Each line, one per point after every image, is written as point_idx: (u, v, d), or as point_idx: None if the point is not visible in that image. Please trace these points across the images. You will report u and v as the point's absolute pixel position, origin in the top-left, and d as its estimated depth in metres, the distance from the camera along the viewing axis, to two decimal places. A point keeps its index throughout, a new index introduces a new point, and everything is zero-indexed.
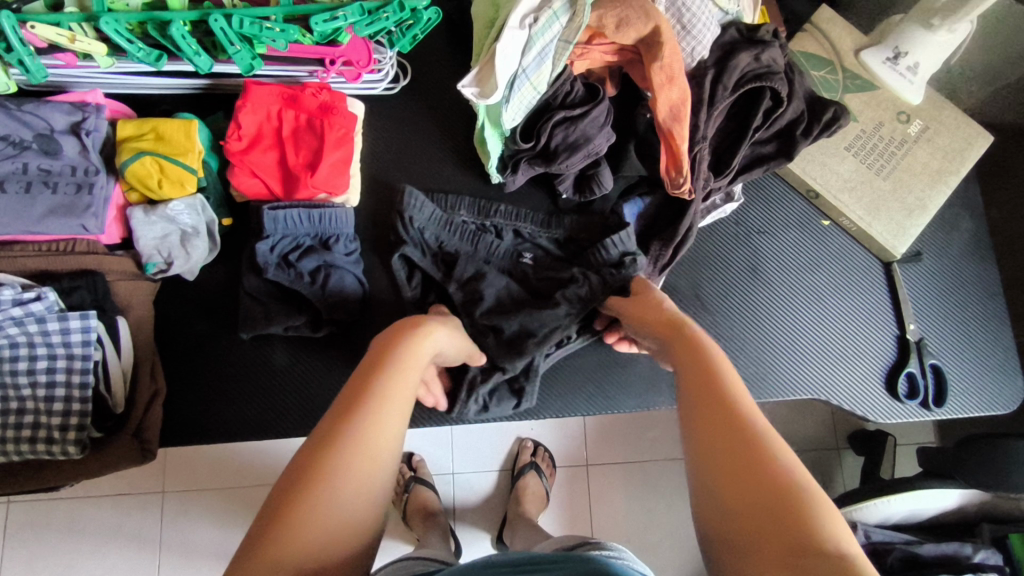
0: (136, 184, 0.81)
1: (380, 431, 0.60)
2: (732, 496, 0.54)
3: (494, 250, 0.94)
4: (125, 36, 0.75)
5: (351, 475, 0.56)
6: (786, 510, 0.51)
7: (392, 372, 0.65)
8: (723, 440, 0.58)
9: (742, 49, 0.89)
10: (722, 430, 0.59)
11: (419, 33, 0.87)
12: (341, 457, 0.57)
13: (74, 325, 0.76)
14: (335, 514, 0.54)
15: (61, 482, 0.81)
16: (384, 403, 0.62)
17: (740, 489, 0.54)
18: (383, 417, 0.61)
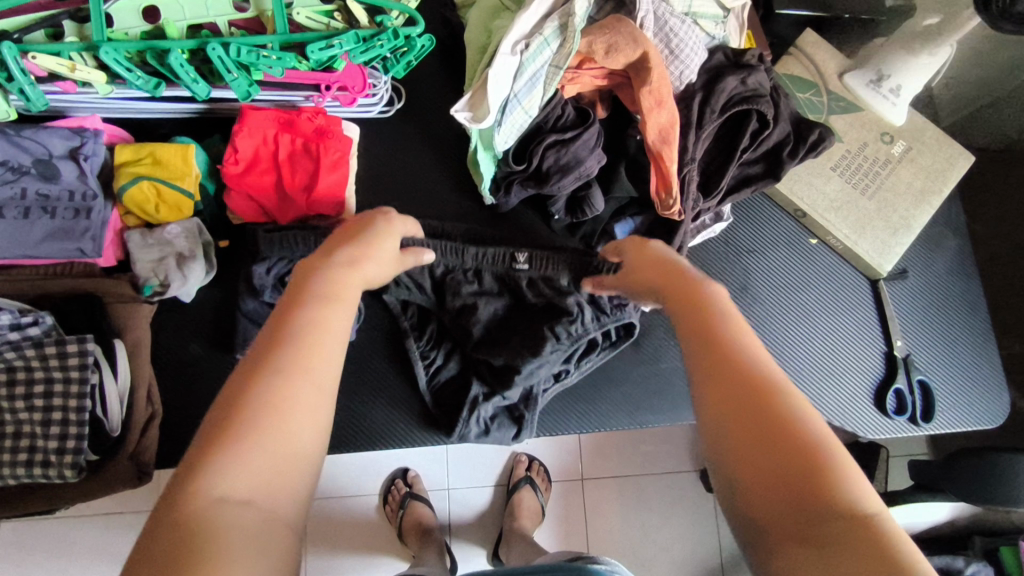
0: (134, 208, 0.83)
1: (306, 376, 0.51)
2: (752, 445, 0.48)
3: (485, 259, 0.90)
4: (124, 65, 0.76)
5: (274, 423, 0.48)
6: (814, 465, 0.46)
7: (321, 305, 0.57)
8: (742, 384, 0.51)
9: (728, 73, 0.92)
10: (742, 373, 0.52)
11: (413, 59, 0.89)
12: (263, 410, 0.48)
13: (71, 348, 0.76)
14: (258, 477, 0.46)
15: (57, 505, 0.81)
16: (314, 339, 0.54)
17: (760, 440, 0.48)
18: (309, 362, 0.52)
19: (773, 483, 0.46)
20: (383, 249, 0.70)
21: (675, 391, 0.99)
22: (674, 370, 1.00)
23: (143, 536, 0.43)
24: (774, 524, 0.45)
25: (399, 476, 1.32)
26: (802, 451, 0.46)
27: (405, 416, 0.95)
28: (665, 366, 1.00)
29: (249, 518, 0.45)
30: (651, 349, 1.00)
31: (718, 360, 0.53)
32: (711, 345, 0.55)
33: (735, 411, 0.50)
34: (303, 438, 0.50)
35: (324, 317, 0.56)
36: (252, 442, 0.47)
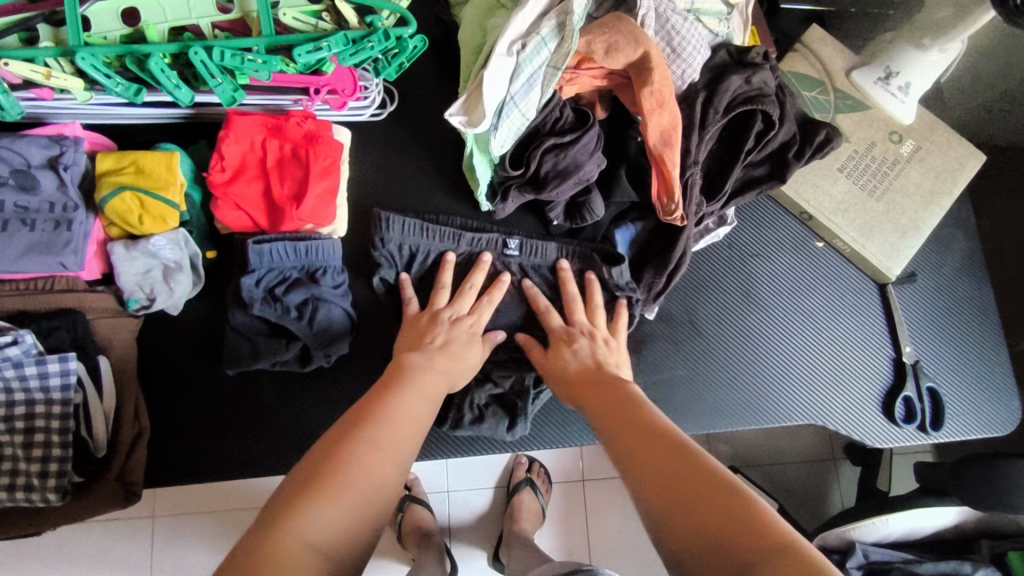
0: (117, 220, 0.79)
1: (384, 447, 0.61)
2: (673, 498, 0.55)
3: (479, 243, 0.92)
4: (103, 70, 0.73)
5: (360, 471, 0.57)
6: (732, 502, 0.52)
7: (404, 395, 0.69)
8: (660, 446, 0.60)
9: (733, 72, 0.88)
10: (665, 442, 0.60)
11: (405, 61, 0.85)
12: (347, 465, 0.57)
13: (52, 368, 0.74)
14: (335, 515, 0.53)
15: (42, 528, 0.79)
16: (397, 418, 0.65)
17: (681, 483, 0.55)
18: (393, 436, 0.63)
19: (698, 520, 0.52)
20: (468, 358, 0.82)
21: (679, 399, 0.95)
22: (675, 380, 0.95)
23: (235, 549, 0.50)
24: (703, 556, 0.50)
25: None
26: (720, 488, 0.54)
27: None
28: (665, 375, 0.95)
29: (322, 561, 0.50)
30: (654, 358, 0.96)
31: (640, 435, 0.63)
32: (632, 427, 0.65)
33: (659, 469, 0.58)
34: (378, 496, 0.58)
35: (406, 412, 0.67)
36: (336, 490, 0.55)
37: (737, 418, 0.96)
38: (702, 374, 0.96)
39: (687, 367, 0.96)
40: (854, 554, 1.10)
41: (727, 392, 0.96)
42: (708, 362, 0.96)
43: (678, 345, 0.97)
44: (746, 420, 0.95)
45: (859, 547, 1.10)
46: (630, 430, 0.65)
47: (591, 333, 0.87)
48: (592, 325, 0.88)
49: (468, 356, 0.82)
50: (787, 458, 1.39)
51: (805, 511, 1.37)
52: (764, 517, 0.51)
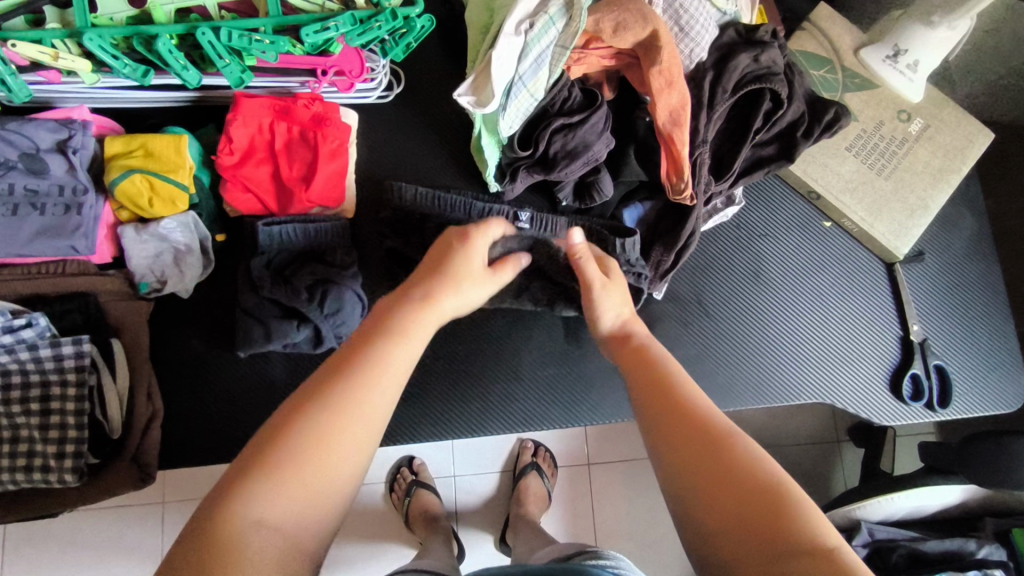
0: (127, 203, 0.79)
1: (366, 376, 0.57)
2: (708, 486, 0.53)
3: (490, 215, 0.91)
4: (111, 51, 0.73)
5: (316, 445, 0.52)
6: (773, 499, 0.50)
7: (377, 340, 0.60)
8: (695, 426, 0.57)
9: (741, 50, 0.88)
10: (699, 424, 0.57)
11: (413, 41, 0.85)
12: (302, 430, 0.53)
13: (67, 350, 0.74)
14: (328, 448, 0.53)
15: (58, 509, 0.80)
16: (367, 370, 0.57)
17: (718, 474, 0.53)
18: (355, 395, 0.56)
19: (734, 517, 0.50)
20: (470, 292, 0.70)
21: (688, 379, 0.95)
22: (685, 359, 0.96)
23: (212, 490, 0.50)
24: (739, 554, 0.49)
25: (404, 464, 1.30)
26: (760, 483, 0.51)
27: (410, 413, 0.93)
28: (675, 355, 0.96)
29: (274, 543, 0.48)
30: (662, 338, 0.96)
31: (676, 412, 0.58)
32: (664, 398, 0.60)
33: (697, 456, 0.54)
34: (342, 469, 0.53)
35: (414, 323, 0.63)
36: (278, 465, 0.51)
37: (747, 396, 0.96)
38: (711, 355, 0.96)
39: (697, 346, 0.96)
40: (860, 532, 1.12)
41: (736, 373, 0.96)
42: (716, 344, 0.97)
43: (687, 325, 0.97)
44: (752, 400, 0.96)
45: (864, 526, 1.12)
46: (661, 400, 0.60)
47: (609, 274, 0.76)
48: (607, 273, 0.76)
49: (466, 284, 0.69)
50: (791, 439, 1.40)
51: (809, 492, 1.38)
52: (805, 517, 0.49)
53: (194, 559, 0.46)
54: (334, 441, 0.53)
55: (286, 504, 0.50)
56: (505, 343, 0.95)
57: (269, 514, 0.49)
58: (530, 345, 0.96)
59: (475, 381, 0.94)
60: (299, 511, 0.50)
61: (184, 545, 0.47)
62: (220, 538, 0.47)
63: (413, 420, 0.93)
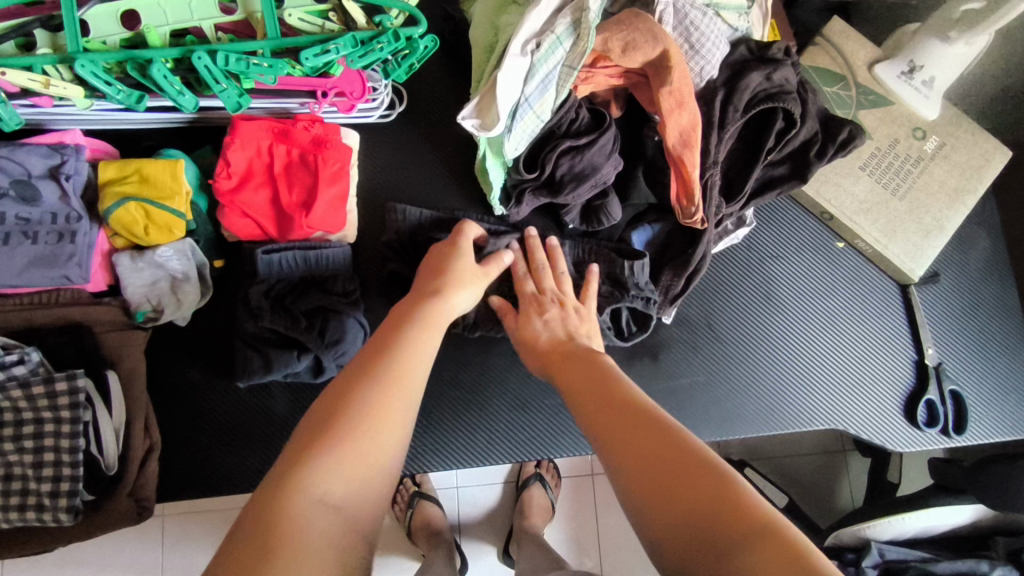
0: (122, 230, 0.77)
1: (404, 368, 0.61)
2: (654, 477, 0.53)
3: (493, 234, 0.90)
4: (104, 78, 0.70)
5: (366, 421, 0.55)
6: (714, 486, 0.50)
7: (411, 332, 0.66)
8: (640, 426, 0.57)
9: (753, 69, 0.85)
10: (650, 421, 0.58)
11: (416, 62, 0.82)
12: (351, 410, 0.55)
13: (61, 386, 0.72)
14: (375, 425, 0.55)
15: (53, 546, 0.78)
16: (403, 362, 0.62)
17: (661, 465, 0.53)
18: (398, 383, 0.59)
19: (679, 505, 0.50)
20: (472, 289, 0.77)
21: (695, 407, 0.93)
22: (696, 386, 0.94)
23: (273, 469, 0.51)
24: (685, 540, 0.48)
25: (406, 476, 1.28)
26: (702, 472, 0.51)
27: (416, 440, 0.91)
28: (684, 382, 0.94)
29: (333, 522, 0.49)
30: (671, 363, 0.94)
31: (625, 416, 0.60)
32: (613, 407, 0.62)
33: (642, 448, 0.55)
34: (384, 450, 0.55)
35: (435, 312, 0.70)
36: (336, 438, 0.53)
37: (755, 421, 0.94)
38: (721, 378, 0.94)
39: (706, 372, 0.94)
40: (870, 553, 1.08)
41: (747, 398, 0.94)
42: (725, 366, 0.95)
43: (697, 350, 0.95)
44: (763, 425, 0.94)
45: (875, 546, 1.08)
46: (608, 409, 0.62)
47: (561, 302, 0.82)
48: (562, 293, 0.83)
49: (467, 280, 0.77)
50: (798, 449, 1.37)
51: (817, 505, 1.36)
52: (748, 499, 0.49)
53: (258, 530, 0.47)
54: (386, 417, 0.56)
55: (345, 481, 0.52)
56: (510, 367, 0.93)
57: (331, 488, 0.50)
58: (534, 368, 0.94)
59: (479, 407, 0.92)
60: (356, 481, 0.52)
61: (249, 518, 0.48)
62: (285, 509, 0.48)
63: (418, 447, 0.91)
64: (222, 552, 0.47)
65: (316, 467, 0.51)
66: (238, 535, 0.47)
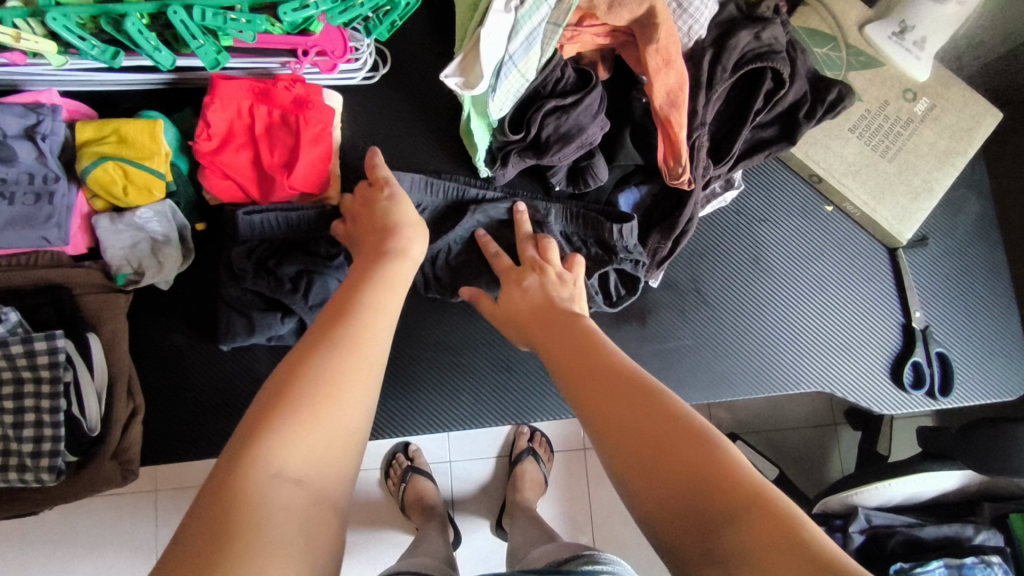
0: (100, 191, 0.76)
1: (368, 322, 0.61)
2: (639, 449, 0.51)
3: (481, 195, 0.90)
4: (77, 32, 0.69)
5: (327, 371, 0.54)
6: (704, 457, 0.48)
7: (369, 289, 0.65)
8: (630, 399, 0.55)
9: (742, 27, 0.83)
10: (629, 383, 0.56)
11: (398, 19, 0.81)
12: (313, 368, 0.54)
13: (40, 346, 0.71)
14: (341, 380, 0.54)
15: (38, 507, 0.78)
16: (366, 316, 0.61)
17: (647, 429, 0.52)
18: (360, 338, 0.58)
19: (666, 480, 0.48)
20: (422, 232, 0.76)
21: (681, 371, 0.93)
22: (682, 349, 0.94)
23: (226, 446, 0.49)
24: (672, 511, 0.47)
25: (399, 450, 1.28)
26: (693, 439, 0.49)
27: (401, 405, 0.91)
28: (671, 346, 0.94)
29: (297, 494, 0.48)
30: (659, 328, 0.94)
31: (604, 379, 0.58)
32: (600, 372, 0.59)
33: (628, 419, 0.53)
34: (350, 414, 0.54)
35: (396, 272, 0.69)
36: (297, 404, 0.51)
37: (743, 387, 0.94)
38: (710, 345, 0.94)
39: (694, 336, 0.94)
40: (857, 519, 1.07)
41: (735, 363, 0.94)
42: (716, 333, 0.94)
43: (685, 315, 0.94)
44: (750, 390, 0.94)
45: (862, 512, 1.07)
46: (592, 382, 0.58)
47: (540, 269, 0.79)
48: (545, 260, 0.81)
49: (418, 234, 0.75)
50: (788, 424, 1.38)
51: (807, 477, 1.37)
52: (730, 463, 0.48)
53: (213, 518, 0.44)
54: (344, 395, 0.54)
55: (307, 444, 0.50)
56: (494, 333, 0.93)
57: (284, 462, 0.48)
58: None
59: (465, 372, 0.92)
60: (311, 455, 0.50)
61: (197, 509, 0.45)
62: (239, 494, 0.46)
63: (403, 413, 0.91)
64: (189, 522, 0.44)
65: (276, 439, 0.49)
66: (201, 510, 0.45)
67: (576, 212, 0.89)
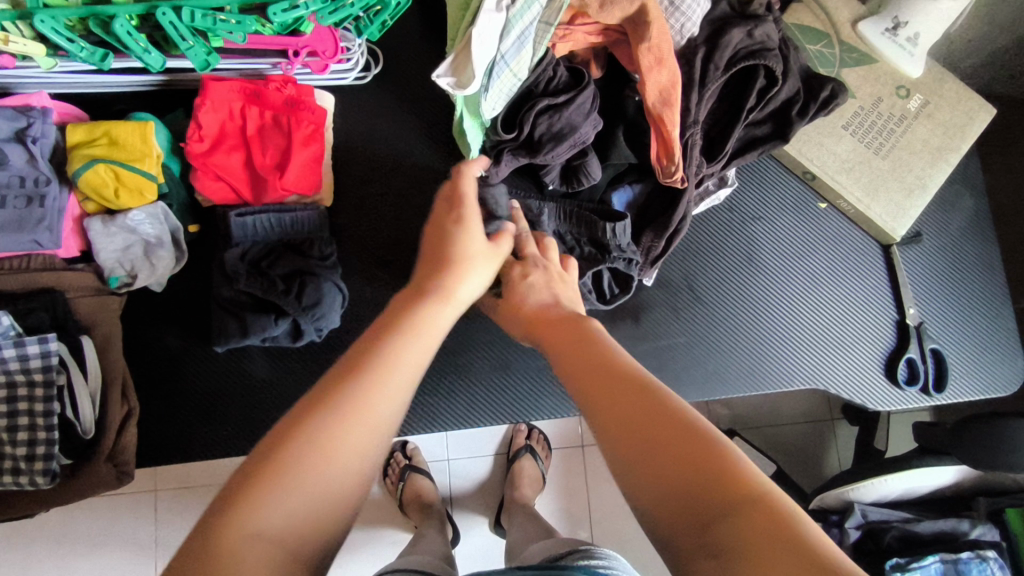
0: (92, 194, 0.76)
1: (393, 372, 0.51)
2: (646, 458, 0.49)
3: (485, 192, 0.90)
4: (65, 34, 0.68)
5: (333, 433, 0.46)
6: (709, 460, 0.47)
7: (400, 334, 0.54)
8: (633, 402, 0.53)
9: (734, 25, 0.83)
10: (630, 384, 0.55)
11: (389, 19, 0.81)
12: (314, 421, 0.46)
13: (32, 349, 0.71)
14: (345, 439, 0.46)
15: (34, 510, 0.78)
16: (388, 364, 0.51)
17: (649, 431, 0.50)
18: (375, 397, 0.49)
19: (673, 484, 0.47)
20: (474, 278, 0.64)
21: (675, 369, 0.93)
22: (676, 348, 0.94)
23: (208, 507, 0.43)
24: (677, 518, 0.46)
25: (397, 448, 1.28)
26: (720, 467, 0.46)
27: None
28: (665, 344, 0.94)
29: (278, 558, 0.41)
30: (652, 326, 0.94)
31: (608, 381, 0.56)
32: (603, 373, 0.57)
33: (632, 424, 0.51)
34: (349, 472, 0.46)
35: (434, 315, 0.58)
36: (291, 466, 0.44)
37: (736, 383, 0.94)
38: (706, 343, 0.94)
39: (688, 334, 0.94)
40: (853, 514, 1.07)
41: (729, 360, 0.94)
42: (711, 330, 0.94)
43: (678, 312, 0.95)
44: (745, 387, 0.94)
45: (858, 507, 1.07)
46: (595, 384, 0.57)
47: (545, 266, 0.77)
48: (546, 259, 0.79)
49: (473, 275, 0.64)
50: (786, 419, 1.38)
51: (804, 472, 1.37)
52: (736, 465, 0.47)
53: None
54: (346, 448, 0.46)
55: (299, 504, 0.44)
56: (489, 332, 0.93)
57: (272, 525, 0.42)
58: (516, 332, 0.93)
59: (460, 371, 0.92)
60: (304, 517, 0.44)
61: (178, 564, 0.39)
62: (220, 558, 0.40)
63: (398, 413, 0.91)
64: None
65: (266, 501, 0.42)
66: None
67: (569, 211, 0.90)
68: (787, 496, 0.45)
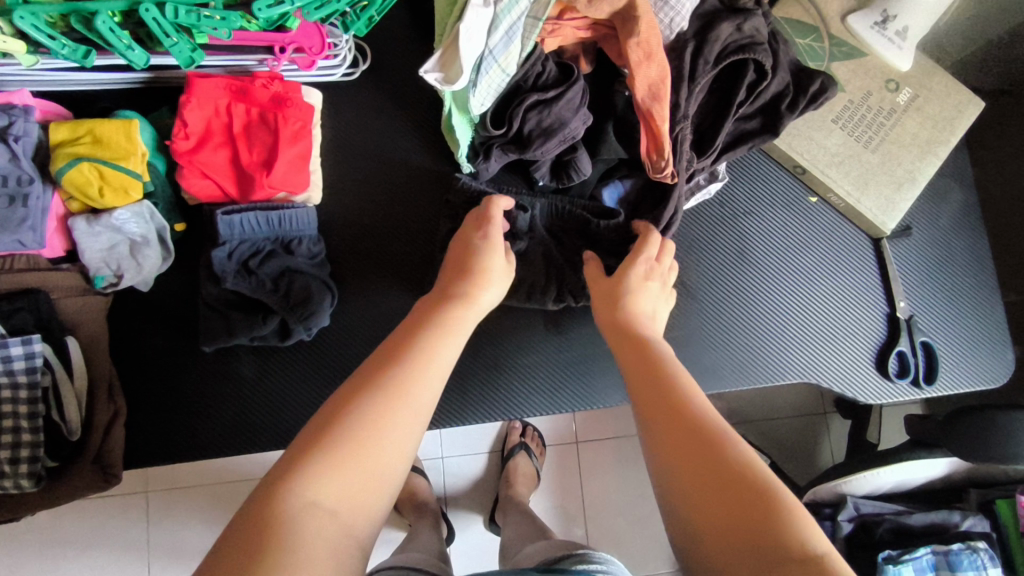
0: (75, 192, 0.74)
1: (427, 373, 0.58)
2: (687, 473, 0.53)
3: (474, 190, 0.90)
4: (46, 31, 0.67)
5: (370, 417, 0.53)
6: (744, 484, 0.51)
7: (429, 332, 0.63)
8: (674, 422, 0.57)
9: (723, 19, 0.83)
10: (674, 405, 0.59)
11: (376, 14, 0.80)
12: (358, 409, 0.53)
13: (16, 351, 0.70)
14: (383, 427, 0.53)
15: (20, 513, 0.77)
16: (419, 362, 0.59)
17: (688, 449, 0.54)
18: (406, 388, 0.56)
19: (710, 500, 0.51)
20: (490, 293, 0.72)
21: None
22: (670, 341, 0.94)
23: (264, 476, 0.49)
24: (716, 529, 0.49)
25: None
26: (741, 474, 0.51)
27: None
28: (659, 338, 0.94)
29: (329, 526, 0.47)
30: None
31: (653, 398, 0.60)
32: (648, 391, 0.62)
33: (673, 441, 0.56)
34: (386, 462, 0.52)
35: (457, 318, 0.66)
36: (343, 449, 0.51)
37: (732, 377, 0.94)
38: (705, 336, 0.94)
39: (685, 329, 0.94)
40: (846, 507, 1.08)
41: (724, 353, 0.94)
42: (710, 325, 0.95)
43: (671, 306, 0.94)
44: (739, 381, 0.94)
45: (851, 501, 1.08)
46: (642, 399, 0.61)
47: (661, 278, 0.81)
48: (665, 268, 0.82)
49: (493, 283, 0.72)
50: (779, 414, 1.38)
51: (797, 466, 1.37)
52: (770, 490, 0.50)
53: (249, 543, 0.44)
54: (384, 437, 0.53)
55: (343, 483, 0.50)
56: (480, 330, 0.93)
57: (322, 495, 0.48)
58: (508, 329, 0.93)
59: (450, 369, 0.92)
60: (351, 491, 0.50)
61: (234, 528, 0.46)
62: (275, 520, 0.46)
63: None
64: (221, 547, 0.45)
65: (316, 474, 0.49)
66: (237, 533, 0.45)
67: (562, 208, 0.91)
68: (786, 490, 0.51)
